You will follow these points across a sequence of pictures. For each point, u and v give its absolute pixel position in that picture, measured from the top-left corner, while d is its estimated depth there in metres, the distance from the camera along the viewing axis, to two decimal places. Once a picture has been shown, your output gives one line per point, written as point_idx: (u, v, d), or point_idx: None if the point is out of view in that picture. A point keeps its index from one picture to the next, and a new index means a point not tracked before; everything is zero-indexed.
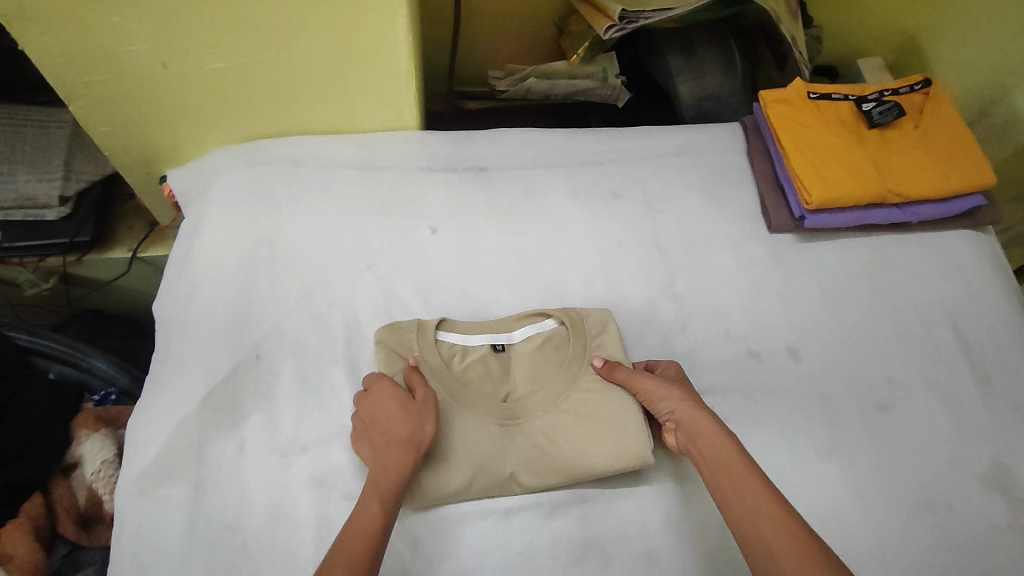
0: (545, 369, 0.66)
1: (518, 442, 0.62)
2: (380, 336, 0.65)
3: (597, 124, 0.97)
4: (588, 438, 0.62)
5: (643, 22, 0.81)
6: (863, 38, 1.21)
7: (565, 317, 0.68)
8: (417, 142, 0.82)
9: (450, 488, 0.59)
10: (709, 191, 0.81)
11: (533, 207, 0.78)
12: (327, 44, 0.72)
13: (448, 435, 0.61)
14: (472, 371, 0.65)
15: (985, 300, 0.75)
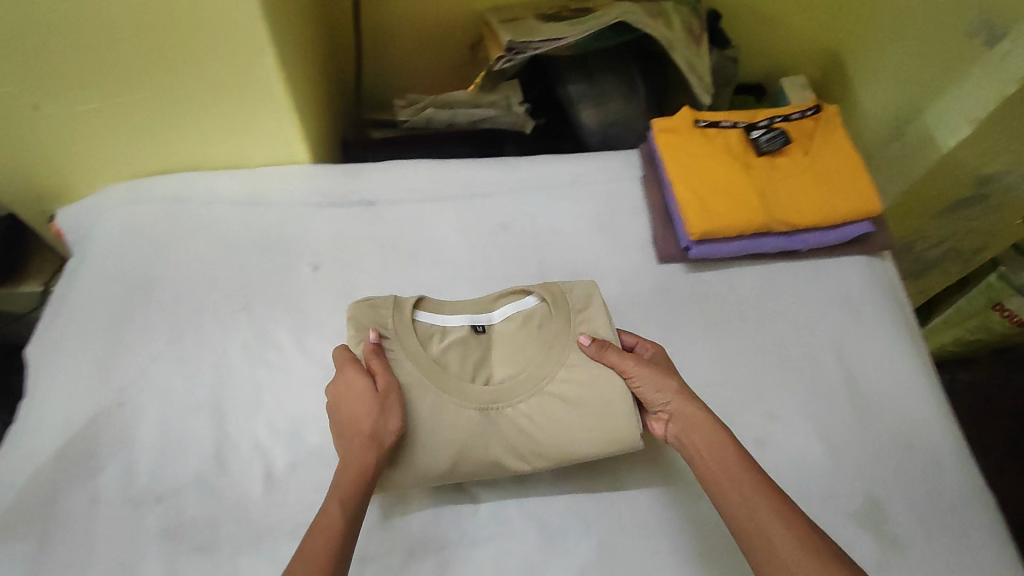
0: (525, 349, 0.65)
1: (499, 426, 0.61)
2: (351, 313, 0.64)
3: (516, 154, 0.97)
4: (574, 422, 0.61)
5: (531, 52, 0.81)
6: (787, 57, 1.20)
7: (546, 293, 0.67)
8: (307, 176, 0.81)
9: (437, 471, 0.59)
10: (600, 222, 0.80)
11: (420, 242, 0.77)
12: (203, 85, 0.71)
13: (427, 421, 0.60)
14: (450, 353, 0.64)
15: (872, 329, 0.75)
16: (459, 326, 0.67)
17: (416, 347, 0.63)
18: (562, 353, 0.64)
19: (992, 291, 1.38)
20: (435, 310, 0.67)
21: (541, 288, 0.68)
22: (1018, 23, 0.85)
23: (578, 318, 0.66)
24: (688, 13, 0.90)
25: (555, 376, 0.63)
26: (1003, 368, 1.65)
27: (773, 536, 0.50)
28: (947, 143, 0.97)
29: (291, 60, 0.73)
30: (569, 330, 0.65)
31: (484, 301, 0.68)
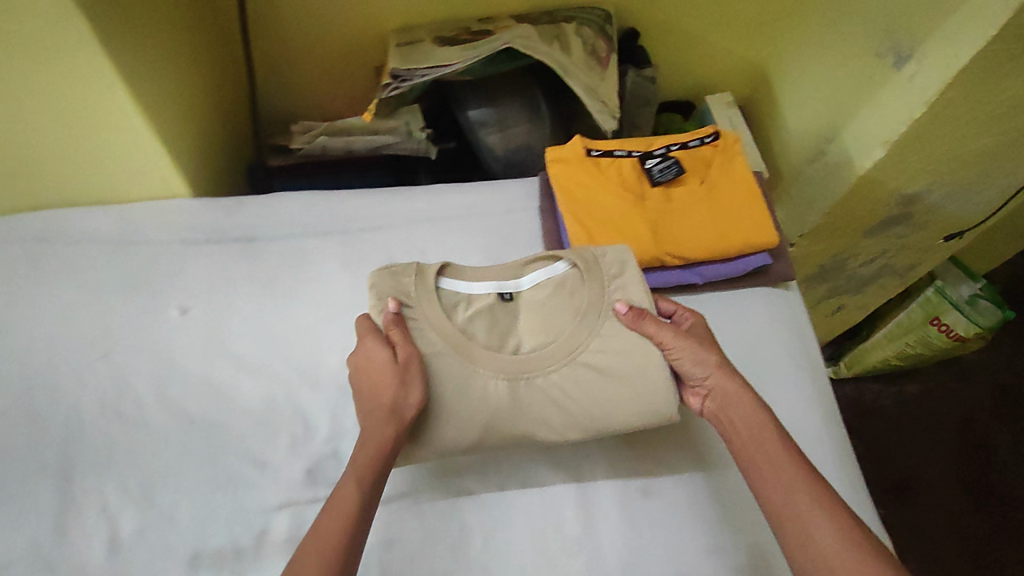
0: (559, 318, 0.64)
1: (530, 397, 0.60)
2: (373, 282, 0.63)
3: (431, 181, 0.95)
4: (609, 396, 0.60)
5: (417, 79, 0.77)
6: (713, 72, 1.18)
7: (578, 259, 0.66)
8: (183, 212, 0.76)
9: (457, 446, 0.59)
10: (492, 255, 0.77)
11: (299, 281, 0.74)
12: (49, 118, 0.65)
13: (449, 393, 0.59)
14: (476, 321, 0.64)
15: (772, 363, 0.72)
16: (484, 293, 0.66)
17: (440, 317, 0.62)
18: (595, 322, 0.63)
19: (930, 304, 1.38)
20: (462, 277, 0.66)
21: (574, 254, 0.67)
22: (922, 43, 0.83)
23: (612, 284, 0.65)
24: (592, 35, 0.89)
25: (589, 345, 0.62)
26: (949, 378, 1.65)
27: (802, 513, 0.52)
28: (862, 164, 0.95)
29: (150, 88, 0.68)
30: (602, 295, 0.64)
31: (512, 268, 0.67)
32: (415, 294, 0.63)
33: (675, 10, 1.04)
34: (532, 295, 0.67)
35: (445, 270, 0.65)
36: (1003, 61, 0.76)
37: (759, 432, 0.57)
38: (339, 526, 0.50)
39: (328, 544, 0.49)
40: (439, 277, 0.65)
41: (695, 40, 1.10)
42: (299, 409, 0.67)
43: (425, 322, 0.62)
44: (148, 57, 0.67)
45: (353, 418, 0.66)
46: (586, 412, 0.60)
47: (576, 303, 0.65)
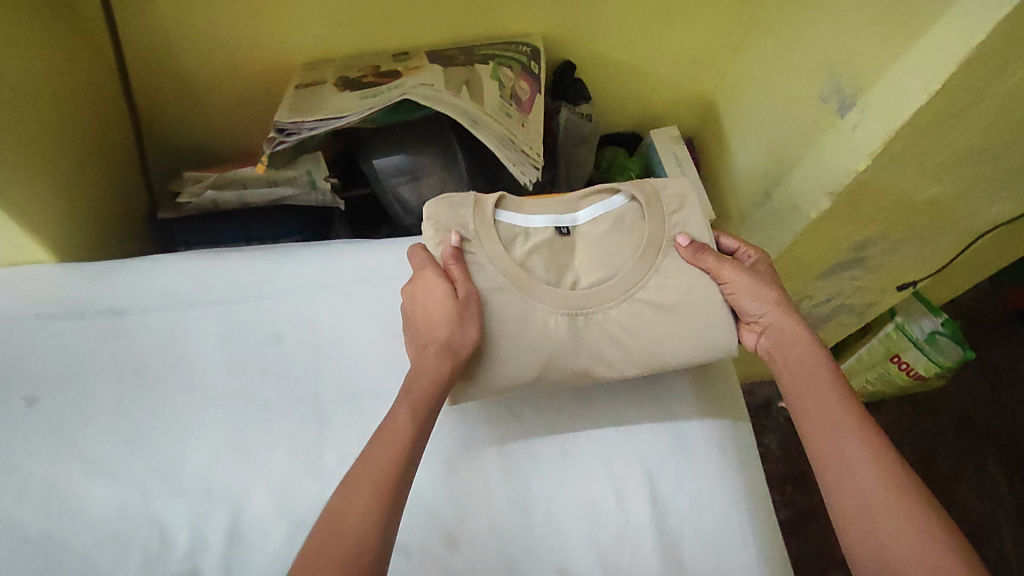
0: (616, 252, 0.68)
1: (591, 330, 0.65)
2: (434, 213, 0.67)
3: (348, 235, 0.88)
4: (666, 332, 0.65)
5: (304, 133, 0.69)
6: (659, 106, 1.11)
7: (640, 193, 0.70)
8: (38, 282, 0.68)
9: (518, 379, 0.64)
10: (391, 326, 0.71)
11: (171, 363, 0.67)
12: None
13: (510, 324, 0.64)
14: (535, 254, 0.68)
15: (692, 451, 0.68)
16: (544, 228, 0.70)
17: (498, 253, 0.67)
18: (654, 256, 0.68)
19: (890, 341, 1.32)
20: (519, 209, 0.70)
21: (630, 189, 0.71)
22: (865, 92, 0.76)
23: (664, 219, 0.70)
24: (513, 74, 0.81)
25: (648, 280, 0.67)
26: (912, 409, 1.56)
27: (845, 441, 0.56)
28: (808, 213, 0.88)
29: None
30: (658, 229, 0.69)
31: (568, 202, 0.71)
32: (474, 228, 0.67)
33: (611, 43, 0.97)
34: (589, 228, 0.70)
35: (502, 203, 0.69)
36: (949, 115, 0.70)
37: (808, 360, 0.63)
38: (388, 454, 0.55)
39: (383, 470, 0.54)
40: (500, 210, 0.69)
41: (635, 72, 1.03)
42: (156, 519, 0.59)
43: (487, 254, 0.67)
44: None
45: (218, 529, 0.59)
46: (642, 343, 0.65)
47: (634, 236, 0.69)
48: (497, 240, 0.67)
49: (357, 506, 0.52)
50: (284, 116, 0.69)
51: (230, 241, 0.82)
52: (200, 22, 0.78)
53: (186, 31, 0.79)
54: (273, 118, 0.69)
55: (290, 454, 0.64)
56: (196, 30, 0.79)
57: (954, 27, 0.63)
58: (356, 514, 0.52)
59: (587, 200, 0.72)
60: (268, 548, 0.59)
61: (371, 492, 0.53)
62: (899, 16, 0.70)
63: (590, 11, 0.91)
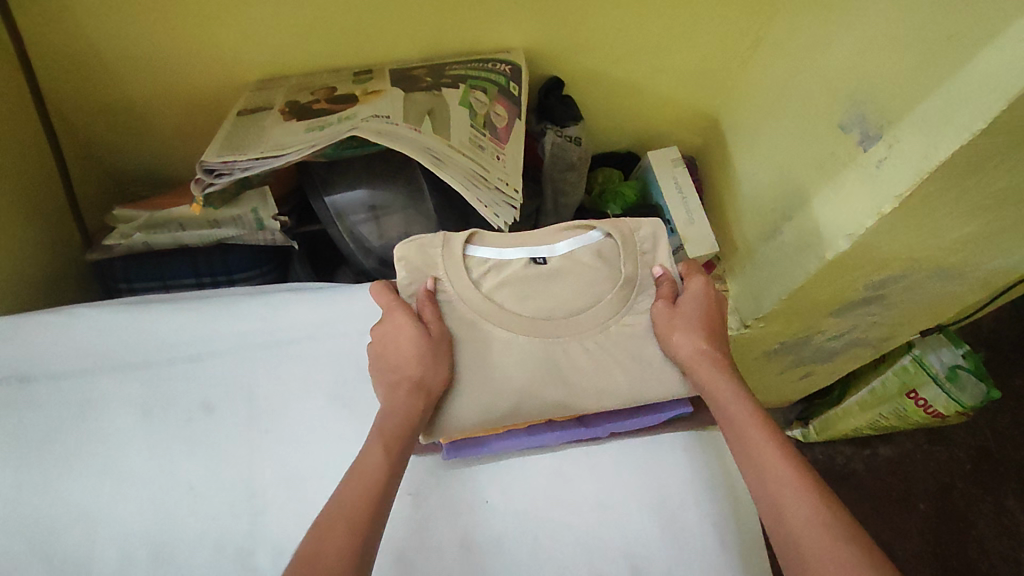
0: (597, 284, 0.58)
1: (569, 365, 0.57)
2: (402, 252, 0.58)
3: (310, 277, 0.80)
4: (650, 366, 0.58)
5: (237, 173, 0.61)
6: (659, 123, 1.01)
7: (614, 229, 0.60)
8: None
9: (496, 416, 0.56)
10: (339, 395, 0.60)
11: (80, 441, 0.57)
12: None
13: (480, 365, 0.56)
14: (507, 291, 0.57)
15: (689, 545, 0.58)
16: (518, 259, 0.59)
17: (468, 287, 0.57)
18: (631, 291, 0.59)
19: (907, 375, 1.21)
20: (485, 242, 0.59)
21: (611, 225, 0.60)
22: (893, 124, 0.66)
23: (646, 256, 0.60)
24: (487, 100, 0.73)
25: (623, 316, 0.58)
26: (926, 439, 1.45)
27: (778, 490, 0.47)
28: (822, 253, 0.78)
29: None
30: (637, 267, 0.60)
31: (545, 233, 0.60)
32: (442, 264, 0.58)
33: (605, 58, 0.87)
34: (569, 261, 0.59)
35: (472, 236, 0.59)
36: (995, 154, 0.59)
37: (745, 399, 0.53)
38: (360, 490, 0.47)
39: (353, 509, 0.45)
40: (469, 245, 0.59)
41: (633, 88, 0.93)
42: None
43: (453, 289, 0.57)
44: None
45: None
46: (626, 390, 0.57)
47: (614, 271, 0.59)
48: (467, 273, 0.58)
49: (333, 546, 0.43)
50: (213, 155, 0.61)
51: (181, 288, 0.76)
52: (134, 36, 0.69)
53: (118, 47, 0.70)
54: (199, 158, 0.60)
55: (214, 552, 0.54)
56: (131, 46, 0.70)
57: (1005, 57, 0.53)
58: (334, 555, 0.42)
59: (566, 232, 0.61)
60: None
61: (350, 525, 0.44)
62: (940, 39, 0.60)
63: (580, 24, 0.80)
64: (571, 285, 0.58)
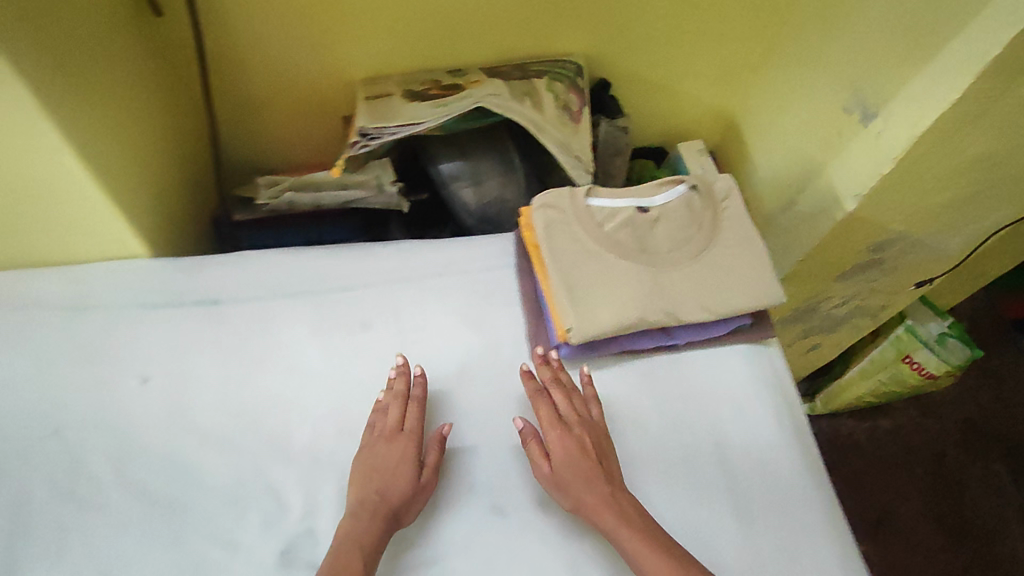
0: (689, 225, 0.73)
1: (679, 284, 0.71)
2: (539, 201, 0.72)
3: (405, 236, 0.93)
4: (737, 282, 0.72)
5: (387, 137, 0.77)
6: (685, 124, 1.19)
7: (698, 182, 0.75)
8: (139, 274, 0.73)
9: (627, 322, 0.68)
10: (470, 314, 0.76)
11: (266, 345, 0.71)
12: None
13: (630, 289, 0.69)
14: (624, 230, 0.72)
15: (756, 425, 0.73)
16: (628, 206, 0.73)
17: (598, 230, 0.71)
18: (713, 230, 0.74)
19: (900, 342, 1.39)
20: (600, 196, 0.73)
21: (695, 179, 0.75)
22: (886, 103, 0.85)
23: (723, 205, 0.75)
24: (564, 89, 0.89)
25: (712, 248, 0.73)
26: (919, 413, 1.61)
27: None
28: (834, 214, 0.96)
29: (94, 137, 0.64)
30: (716, 215, 0.75)
31: (646, 187, 0.74)
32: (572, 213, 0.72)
33: (645, 63, 1.05)
34: (667, 208, 0.74)
35: (590, 189, 0.73)
36: (970, 119, 0.78)
37: (648, 540, 0.59)
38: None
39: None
40: (588, 196, 0.73)
41: (666, 90, 1.11)
42: (271, 486, 0.64)
43: (573, 233, 0.71)
44: (87, 104, 0.63)
45: (330, 493, 0.64)
46: (717, 296, 0.71)
47: (698, 218, 0.74)
48: (593, 218, 0.72)
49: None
50: (369, 122, 0.77)
51: (305, 239, 0.89)
52: (282, 36, 0.85)
53: (265, 46, 0.86)
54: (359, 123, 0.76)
55: None
56: (274, 45, 0.86)
57: (973, 42, 0.72)
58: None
59: (661, 187, 0.75)
60: None
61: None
62: (920, 33, 0.79)
63: (629, 33, 0.99)
64: (669, 225, 0.73)
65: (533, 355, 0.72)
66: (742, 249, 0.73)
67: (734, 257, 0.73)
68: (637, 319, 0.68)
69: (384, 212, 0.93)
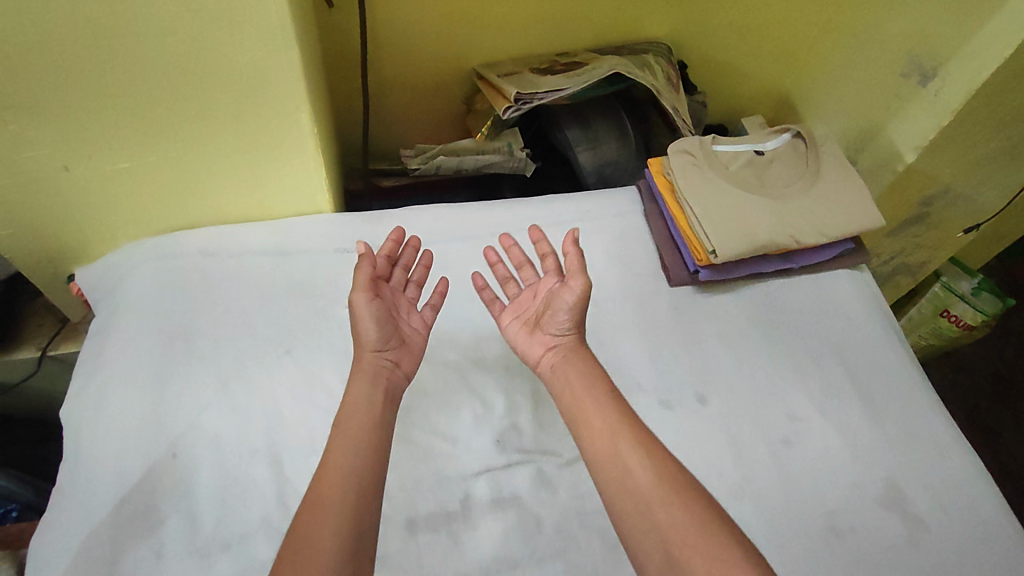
0: (797, 164, 0.87)
1: (798, 210, 0.83)
2: (671, 148, 0.87)
3: (515, 194, 1.02)
4: (845, 208, 0.84)
5: (536, 102, 0.90)
6: (746, 103, 1.33)
7: (800, 130, 0.90)
8: (332, 226, 0.85)
9: (759, 242, 0.81)
10: (611, 251, 0.87)
11: (447, 279, 0.82)
12: (234, 129, 0.73)
13: (759, 215, 0.82)
14: (744, 171, 0.86)
15: (868, 333, 0.84)
16: (744, 151, 0.88)
17: (724, 170, 0.85)
18: (819, 168, 0.87)
19: (938, 298, 1.48)
20: (721, 143, 0.88)
21: (796, 128, 0.90)
22: (945, 65, 0.98)
23: (823, 147, 0.89)
24: (666, 62, 1.01)
25: (821, 182, 0.86)
26: (951, 369, 1.69)
27: (653, 504, 0.53)
28: (895, 167, 1.09)
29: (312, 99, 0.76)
30: (818, 156, 0.88)
31: (757, 136, 0.89)
32: (700, 156, 0.86)
33: (716, 45, 1.20)
34: (777, 153, 0.88)
35: (712, 139, 0.88)
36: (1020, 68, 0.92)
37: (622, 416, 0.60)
38: (336, 504, 0.53)
39: (331, 524, 0.52)
40: (711, 145, 0.88)
41: (733, 69, 1.25)
42: (473, 389, 0.74)
43: (704, 172, 0.85)
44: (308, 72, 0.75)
45: (525, 396, 0.74)
46: (830, 221, 0.84)
47: (804, 159, 0.88)
48: (718, 161, 0.86)
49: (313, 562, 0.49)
50: (522, 89, 0.90)
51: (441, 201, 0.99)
52: (418, 24, 0.99)
53: (404, 32, 0.99)
54: (516, 90, 0.89)
55: None
56: (414, 31, 1.00)
57: None
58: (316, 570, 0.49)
59: (768, 137, 0.90)
60: None
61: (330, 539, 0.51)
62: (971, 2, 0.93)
63: (705, 17, 1.14)
64: (782, 165, 0.87)
65: (674, 278, 0.84)
66: (845, 181, 0.86)
67: (839, 189, 0.86)
68: (768, 241, 0.81)
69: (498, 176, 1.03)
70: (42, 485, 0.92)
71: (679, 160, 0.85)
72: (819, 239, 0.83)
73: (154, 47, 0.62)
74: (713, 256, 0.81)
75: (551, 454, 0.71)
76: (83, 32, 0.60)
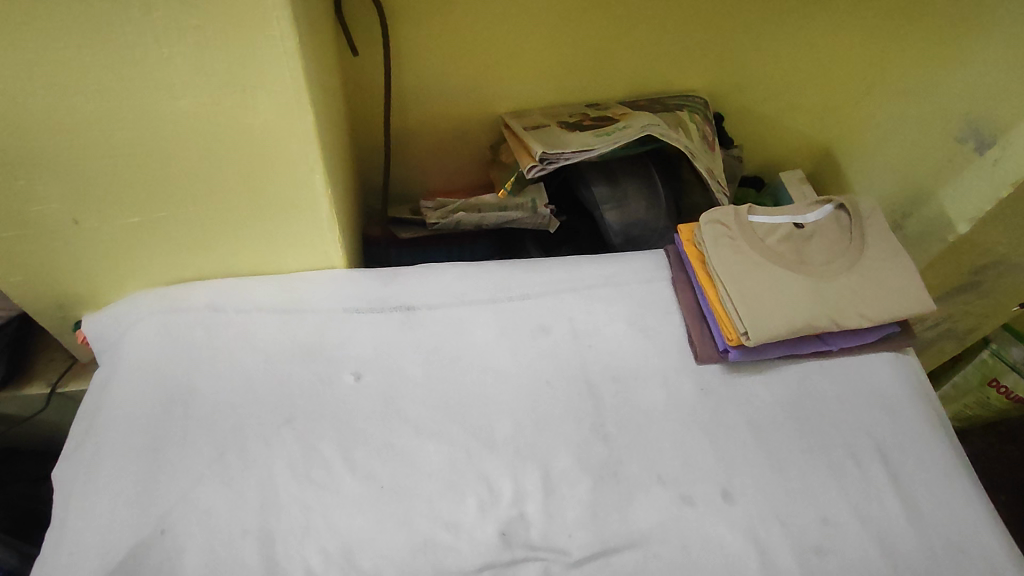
0: (840, 239, 0.82)
1: (838, 289, 0.77)
2: (706, 216, 0.83)
3: (538, 252, 0.99)
4: (890, 289, 0.78)
5: (563, 162, 0.86)
6: (784, 157, 1.27)
7: (844, 201, 0.84)
8: (343, 283, 0.82)
9: (798, 323, 0.75)
10: (635, 321, 0.82)
11: (460, 345, 0.79)
12: (248, 188, 0.70)
13: (796, 292, 0.76)
14: (782, 244, 0.81)
15: (912, 427, 0.77)
16: (783, 223, 0.83)
17: (760, 242, 0.81)
18: (863, 243, 0.82)
19: (986, 366, 1.38)
20: (758, 213, 0.84)
21: (840, 200, 0.85)
22: (1006, 132, 0.92)
23: (869, 221, 0.83)
24: (702, 121, 0.98)
25: (865, 258, 0.80)
26: (998, 440, 1.57)
27: None
28: (946, 236, 1.02)
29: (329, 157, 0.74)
30: (862, 231, 0.82)
31: (798, 208, 0.85)
32: (735, 226, 0.82)
33: (755, 99, 1.15)
34: (818, 226, 0.83)
35: (749, 209, 0.84)
36: None
37: None
38: None
39: None
40: (748, 215, 0.83)
41: (773, 121, 1.19)
42: (481, 473, 0.70)
43: (739, 245, 0.80)
44: (325, 129, 0.72)
45: (535, 482, 0.69)
46: (874, 303, 0.77)
47: (847, 234, 0.83)
48: (755, 232, 0.82)
49: None
50: (548, 149, 0.86)
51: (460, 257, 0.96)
52: (446, 73, 0.97)
53: (430, 79, 0.97)
54: (540, 150, 0.85)
55: (578, 422, 0.74)
56: (438, 78, 0.97)
57: None
58: None
59: (809, 208, 0.85)
60: (578, 498, 0.69)
61: None
62: None
63: (743, 70, 1.09)
64: (822, 239, 0.82)
65: (703, 356, 0.79)
66: (892, 259, 0.80)
67: (885, 268, 0.80)
68: (806, 323, 0.75)
69: (521, 233, 1.00)
70: (28, 551, 0.90)
71: (713, 228, 0.82)
72: (862, 322, 0.77)
73: (167, 109, 0.61)
74: (745, 337, 0.75)
75: (560, 553, 0.65)
76: (97, 95, 0.58)
